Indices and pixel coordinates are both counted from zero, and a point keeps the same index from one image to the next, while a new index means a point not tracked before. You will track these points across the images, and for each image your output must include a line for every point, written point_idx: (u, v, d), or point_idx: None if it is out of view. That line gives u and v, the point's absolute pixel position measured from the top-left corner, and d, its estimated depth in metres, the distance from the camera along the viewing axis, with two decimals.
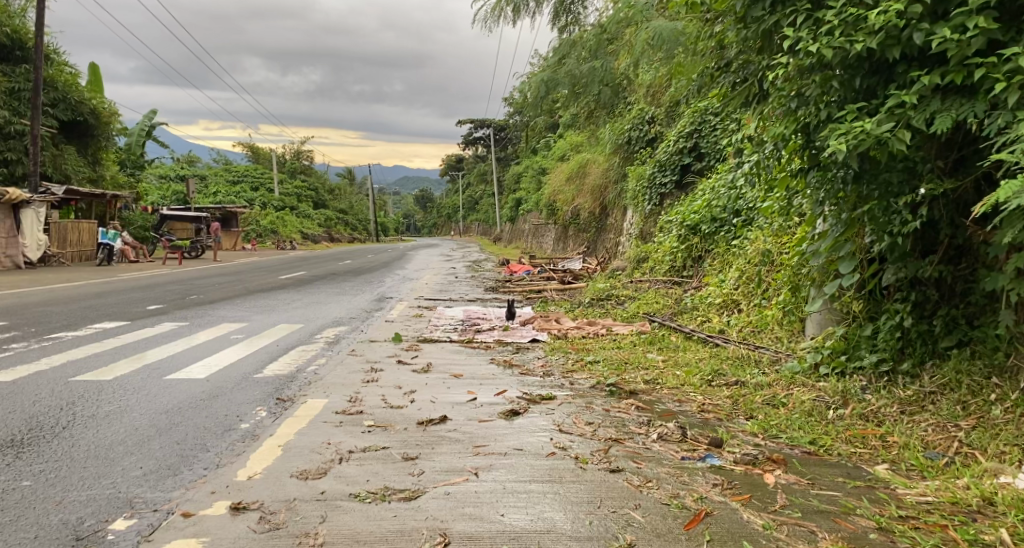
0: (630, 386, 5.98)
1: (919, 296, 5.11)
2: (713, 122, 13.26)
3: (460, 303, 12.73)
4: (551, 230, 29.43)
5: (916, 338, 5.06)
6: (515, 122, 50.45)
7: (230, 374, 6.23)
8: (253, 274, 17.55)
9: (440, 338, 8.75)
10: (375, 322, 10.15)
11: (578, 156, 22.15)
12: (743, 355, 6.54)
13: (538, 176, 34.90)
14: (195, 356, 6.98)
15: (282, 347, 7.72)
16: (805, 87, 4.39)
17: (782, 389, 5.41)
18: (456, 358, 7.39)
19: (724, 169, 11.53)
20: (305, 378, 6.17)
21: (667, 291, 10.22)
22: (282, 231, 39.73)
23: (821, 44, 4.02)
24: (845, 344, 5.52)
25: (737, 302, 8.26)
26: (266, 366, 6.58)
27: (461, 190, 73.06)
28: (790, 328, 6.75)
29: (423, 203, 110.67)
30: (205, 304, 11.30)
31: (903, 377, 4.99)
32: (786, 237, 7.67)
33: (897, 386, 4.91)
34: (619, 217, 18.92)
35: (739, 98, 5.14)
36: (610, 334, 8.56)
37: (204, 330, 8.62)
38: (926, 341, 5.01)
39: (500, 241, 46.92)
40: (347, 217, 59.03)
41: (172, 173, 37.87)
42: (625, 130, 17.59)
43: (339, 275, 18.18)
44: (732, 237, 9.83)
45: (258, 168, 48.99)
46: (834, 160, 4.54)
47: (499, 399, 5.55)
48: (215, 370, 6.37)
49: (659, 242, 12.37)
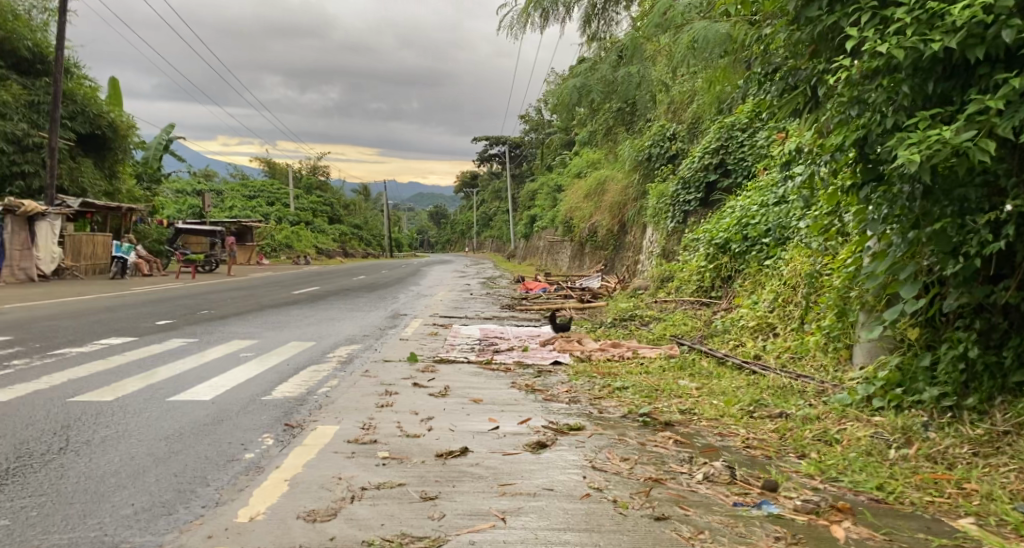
0: (664, 416, 5.56)
1: (986, 324, 4.71)
2: (741, 138, 12.88)
3: (477, 322, 12.33)
4: (567, 247, 29.01)
5: (983, 371, 4.64)
6: (531, 139, 50.24)
7: (237, 395, 5.85)
8: (266, 289, 17.23)
9: (458, 358, 8.35)
10: (391, 340, 9.77)
11: (597, 173, 21.82)
12: (784, 385, 6.11)
13: (554, 193, 34.61)
14: (204, 374, 6.64)
15: (294, 366, 7.34)
16: (868, 92, 4.02)
17: (833, 424, 4.99)
18: (476, 382, 6.99)
19: (755, 185, 11.12)
20: (316, 400, 5.79)
21: (696, 312, 9.78)
22: (297, 245, 39.64)
23: (891, 44, 3.67)
24: (901, 376, 5.12)
25: (773, 325, 7.83)
26: (276, 388, 6.20)
27: (476, 206, 72.95)
28: (835, 355, 6.29)
29: (438, 218, 110.64)
30: (217, 319, 10.97)
31: (970, 414, 4.56)
32: (832, 258, 7.24)
33: (964, 424, 4.49)
34: (639, 234, 18.51)
35: (788, 106, 4.76)
36: (638, 357, 8.12)
37: (214, 347, 8.27)
38: (995, 374, 4.59)
39: (514, 257, 46.51)
40: (363, 232, 59.05)
41: (190, 187, 37.90)
42: (645, 146, 17.22)
43: (354, 291, 17.86)
44: (764, 257, 9.41)
45: (275, 183, 49.09)
46: (901, 174, 4.16)
47: (523, 428, 5.15)
48: (223, 391, 6.00)
49: (684, 261, 11.95)
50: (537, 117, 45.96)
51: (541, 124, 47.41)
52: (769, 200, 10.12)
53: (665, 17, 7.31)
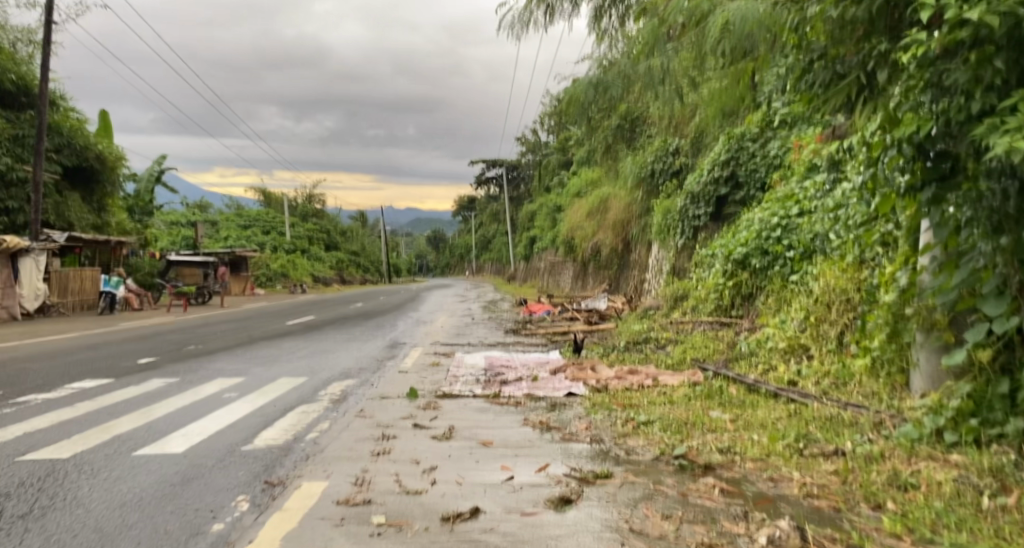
0: (702, 457, 4.85)
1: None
2: (752, 149, 12.19)
3: (481, 349, 11.58)
4: (568, 267, 28.30)
5: None
6: (528, 160, 49.95)
7: (214, 445, 5.12)
8: (259, 320, 16.47)
9: (462, 392, 7.60)
10: (388, 373, 9.02)
11: (598, 191, 21.22)
12: (832, 416, 5.41)
13: (553, 213, 33.96)
14: (179, 420, 5.90)
15: (281, 407, 6.60)
16: (944, 73, 3.42)
17: (902, 463, 4.33)
18: (482, 420, 6.26)
19: (773, 196, 10.47)
20: (303, 449, 5.06)
21: (717, 333, 9.07)
22: (294, 274, 38.99)
23: (980, 11, 3.05)
24: (975, 405, 4.56)
25: (807, 347, 7.13)
26: (259, 435, 5.46)
27: (474, 230, 72.47)
28: (888, 381, 5.59)
29: (436, 242, 109.82)
30: (203, 356, 10.20)
31: None
32: (876, 271, 6.55)
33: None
34: (644, 252, 17.81)
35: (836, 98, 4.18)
36: (659, 385, 7.40)
37: (197, 387, 7.53)
38: None
39: (513, 279, 45.83)
40: (360, 258, 58.42)
41: (184, 219, 37.24)
42: (647, 162, 16.61)
43: (351, 319, 17.13)
44: (790, 272, 8.74)
45: (271, 212, 48.47)
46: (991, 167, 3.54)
47: (541, 478, 4.44)
48: (198, 440, 5.26)
49: (699, 278, 11.26)
50: (532, 137, 45.79)
51: (537, 145, 47.29)
52: (792, 211, 9.42)
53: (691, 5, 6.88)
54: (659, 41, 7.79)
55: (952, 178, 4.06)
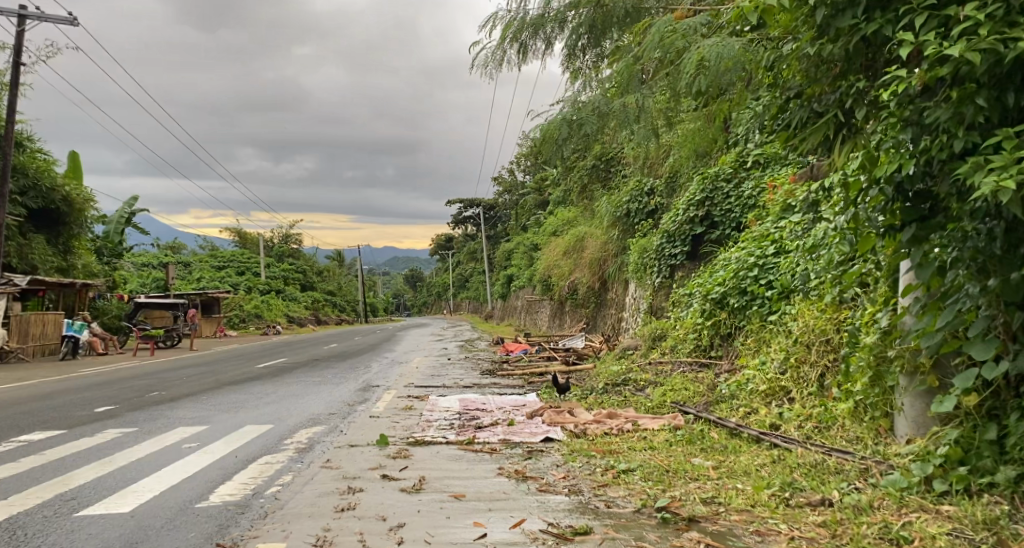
0: (685, 509, 4.63)
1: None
2: (726, 189, 12.17)
3: (456, 392, 11.28)
4: (546, 306, 28.12)
5: None
6: (505, 200, 50.14)
7: (164, 503, 4.79)
8: (228, 364, 16.02)
9: (436, 439, 7.32)
10: (358, 418, 8.71)
11: (575, 230, 21.19)
12: (817, 463, 5.22)
13: (530, 252, 33.89)
14: (131, 475, 5.55)
15: (242, 458, 6.27)
16: (925, 112, 3.33)
17: (893, 515, 4.16)
18: (456, 470, 5.99)
19: (747, 235, 10.43)
20: (262, 506, 4.76)
21: (696, 375, 8.89)
22: (267, 315, 38.39)
23: (962, 48, 2.95)
24: (963, 452, 4.41)
25: (787, 390, 6.96)
26: (215, 490, 5.15)
27: (451, 268, 72.29)
28: (873, 425, 5.41)
29: (413, 281, 109.24)
30: (165, 404, 9.78)
31: None
32: (856, 313, 6.44)
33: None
34: (621, 291, 17.70)
35: (815, 135, 4.08)
36: (639, 430, 7.17)
37: (154, 438, 7.16)
38: None
39: (492, 317, 45.53)
40: (335, 297, 57.76)
41: (154, 261, 36.57)
42: (623, 202, 16.60)
43: (324, 361, 16.73)
44: (768, 312, 8.63)
45: (245, 252, 47.88)
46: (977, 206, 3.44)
47: (515, 535, 4.19)
48: (147, 497, 4.93)
49: (677, 318, 11.12)
50: (509, 177, 46.14)
51: (514, 185, 47.65)
52: (768, 251, 9.36)
53: (664, 43, 6.84)
54: (634, 79, 7.71)
55: (931, 218, 4.04)
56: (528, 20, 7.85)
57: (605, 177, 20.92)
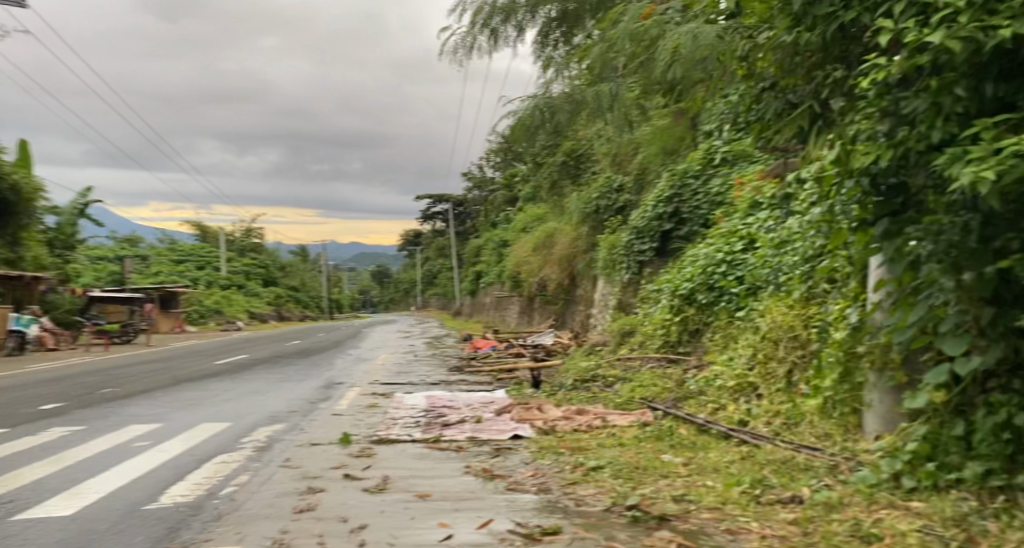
0: (656, 507, 4.55)
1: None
2: (695, 186, 12.17)
3: (422, 389, 11.10)
4: (514, 303, 28.02)
5: None
6: (474, 196, 49.89)
7: (109, 509, 4.57)
8: (186, 360, 15.60)
9: (401, 437, 7.15)
10: (321, 416, 8.50)
11: (544, 227, 21.13)
12: (787, 460, 5.18)
13: (498, 249, 33.75)
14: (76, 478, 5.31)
15: (196, 463, 6.06)
16: (904, 101, 3.28)
17: (863, 512, 4.11)
18: (421, 469, 5.85)
19: (716, 231, 10.43)
20: (212, 512, 4.58)
21: (665, 371, 8.84)
22: (228, 310, 37.70)
23: (942, 35, 2.89)
24: (931, 448, 4.37)
25: (755, 386, 6.92)
26: (164, 496, 4.94)
27: (419, 265, 71.86)
28: (841, 422, 5.36)
29: (379, 277, 108.33)
30: (118, 402, 9.45)
31: None
32: (825, 309, 6.43)
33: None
34: (590, 288, 17.66)
35: (789, 127, 4.05)
36: (608, 426, 7.09)
37: (103, 440, 6.88)
38: None
39: (460, 314, 45.32)
40: (300, 294, 56.99)
41: (111, 254, 35.63)
42: (592, 199, 16.56)
43: (286, 357, 16.42)
44: (736, 308, 8.62)
45: (206, 246, 46.96)
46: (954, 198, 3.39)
47: (481, 536, 4.08)
48: (92, 501, 4.71)
49: (646, 314, 11.09)
50: (477, 173, 46.03)
51: (483, 181, 47.48)
52: (736, 247, 9.35)
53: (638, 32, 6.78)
54: (608, 66, 7.63)
55: (903, 213, 4.04)
56: (500, 6, 8.31)
57: (574, 174, 20.90)
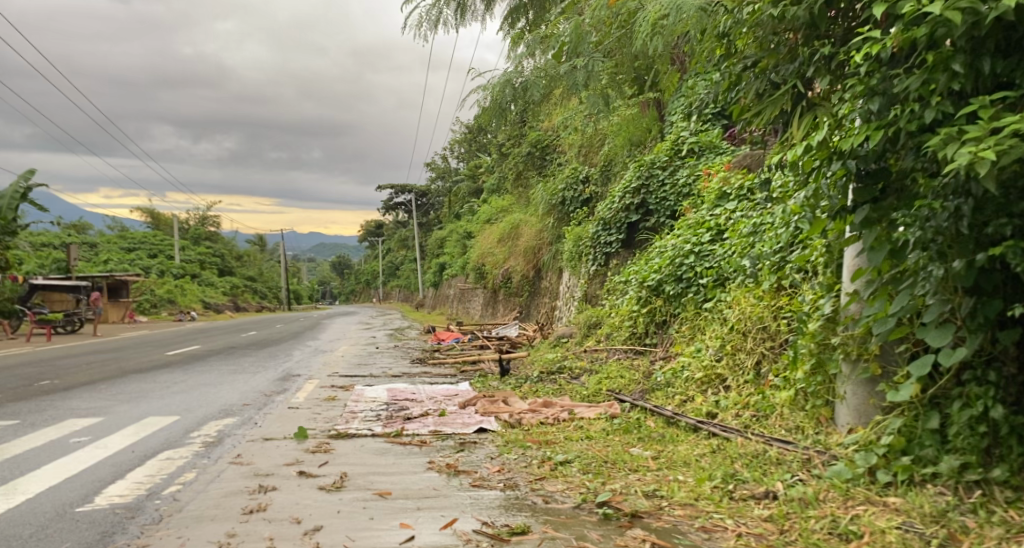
0: (628, 504, 4.39)
1: (1004, 375, 4.01)
2: (661, 177, 12.03)
3: (383, 381, 10.79)
4: (478, 295, 27.74)
5: (1013, 433, 3.89)
6: (438, 187, 49.31)
7: (26, 532, 4.25)
8: (135, 351, 15.00)
9: (361, 431, 6.87)
10: (276, 409, 8.17)
11: (509, 218, 20.90)
12: (758, 453, 5.04)
13: (462, 241, 33.40)
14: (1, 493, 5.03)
15: (135, 464, 5.73)
16: (895, 78, 3.33)
17: (839, 508, 3.99)
18: (381, 464, 5.61)
19: (683, 222, 10.29)
20: (140, 526, 4.29)
21: (632, 363, 8.70)
22: (181, 300, 36.78)
23: (943, 6, 2.90)
24: (906, 441, 4.26)
25: (723, 377, 6.80)
26: (92, 509, 4.62)
27: (381, 256, 71.00)
28: (813, 414, 5.21)
29: (339, 269, 106.86)
30: (58, 395, 8.97)
31: (1004, 491, 3.79)
32: (799, 300, 6.31)
33: (1000, 505, 3.74)
34: (555, 280, 17.49)
35: (772, 108, 3.99)
36: (575, 419, 6.91)
37: (36, 443, 6.50)
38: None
39: (422, 306, 44.85)
40: (257, 284, 55.85)
41: (58, 241, 34.35)
42: (558, 190, 16.36)
43: (241, 349, 15.93)
44: (702, 299, 8.51)
45: (160, 234, 45.64)
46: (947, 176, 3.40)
47: (445, 537, 3.94)
48: (9, 524, 4.38)
49: (612, 305, 10.94)
50: (441, 164, 45.56)
51: (447, 172, 47.04)
52: (704, 237, 9.24)
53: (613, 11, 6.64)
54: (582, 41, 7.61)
55: (883, 200, 3.88)
56: None
57: (540, 165, 20.72)
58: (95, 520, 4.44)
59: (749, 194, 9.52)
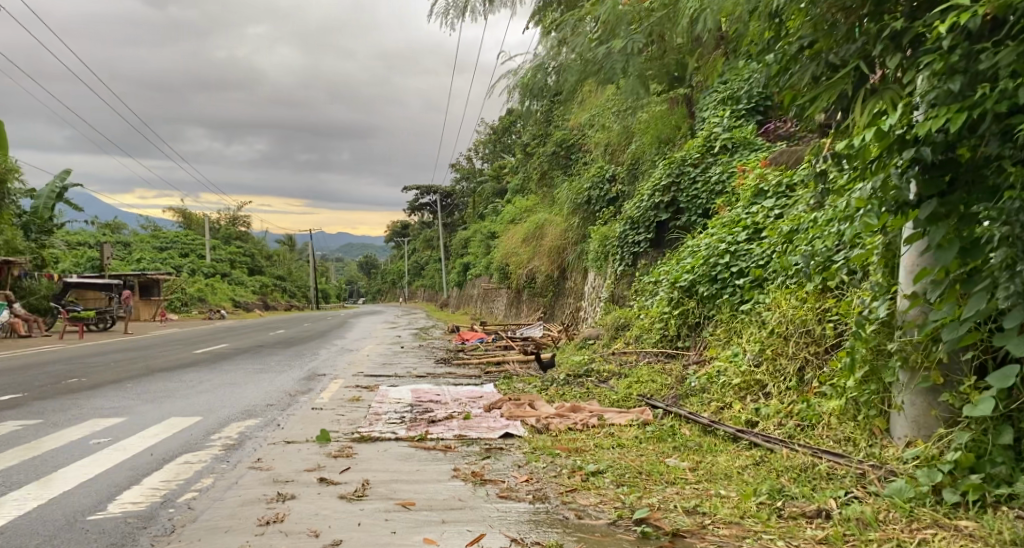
0: (667, 522, 4.11)
1: None
2: (693, 174, 11.62)
3: (407, 382, 10.56)
4: (502, 295, 27.49)
5: None
6: (463, 187, 49.21)
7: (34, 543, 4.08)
8: (162, 349, 14.97)
9: (384, 435, 6.63)
10: (298, 410, 7.98)
11: (534, 217, 20.59)
12: (807, 467, 4.68)
13: (486, 240, 33.17)
14: (14, 499, 4.87)
15: (152, 468, 5.55)
16: (980, 55, 3.19)
17: (904, 531, 3.66)
18: (404, 471, 5.36)
19: (717, 221, 9.90)
20: (152, 538, 4.09)
21: (664, 366, 8.36)
22: (211, 299, 37.13)
23: None
24: (975, 458, 3.88)
25: (763, 383, 6.42)
26: (105, 517, 4.43)
27: (406, 255, 71.24)
28: (865, 425, 4.84)
29: (366, 268, 107.43)
30: (82, 394, 8.87)
31: None
32: (848, 301, 5.92)
33: None
34: (580, 280, 17.15)
35: (830, 92, 3.69)
36: (605, 425, 6.59)
37: (55, 445, 6.36)
38: None
39: (447, 306, 44.83)
40: (285, 283, 56.29)
41: (91, 240, 34.77)
42: (584, 188, 16.00)
43: (267, 347, 15.83)
44: (739, 301, 8.14)
45: (190, 233, 46.10)
46: None
47: None
48: (18, 534, 4.21)
49: (642, 307, 10.60)
50: (466, 164, 45.48)
51: (472, 172, 46.92)
52: (740, 237, 8.85)
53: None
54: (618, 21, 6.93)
55: (950, 194, 3.63)
56: None
57: (566, 164, 20.42)
58: (106, 530, 4.24)
59: (788, 192, 9.13)
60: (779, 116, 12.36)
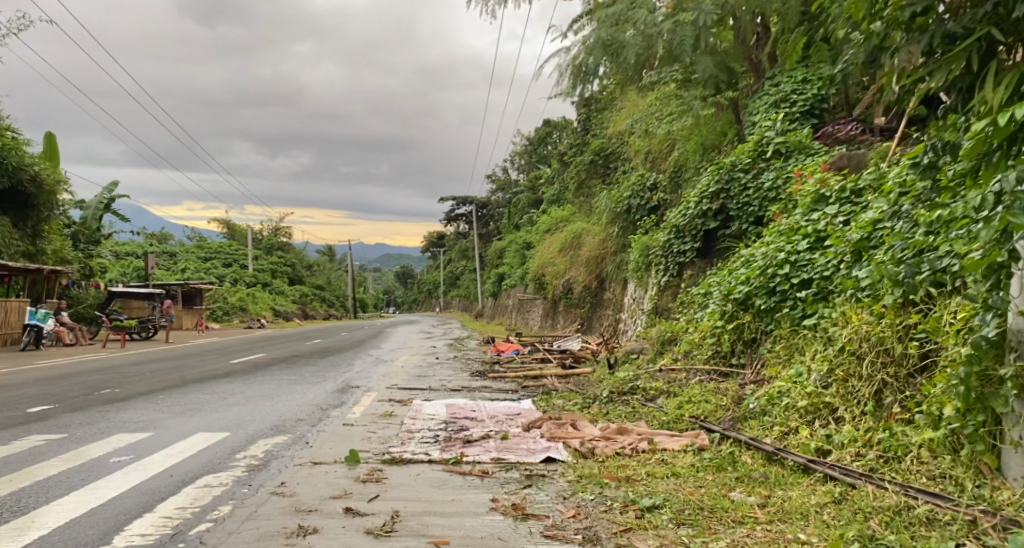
0: None
1: None
2: (744, 179, 10.94)
3: (442, 396, 10.05)
4: (538, 307, 26.90)
5: None
6: (498, 198, 48.84)
7: None
8: (200, 358, 14.76)
9: (416, 457, 6.12)
10: (327, 427, 7.53)
11: (571, 226, 19.93)
12: (900, 510, 4.04)
13: (521, 251, 32.61)
14: (16, 526, 4.47)
15: (168, 492, 5.12)
16: None
17: None
18: (438, 500, 4.86)
19: (773, 228, 9.21)
20: None
21: (717, 385, 7.72)
22: (252, 308, 37.26)
23: None
24: None
25: (833, 407, 5.75)
26: None
27: (442, 265, 71.12)
28: (969, 461, 4.24)
29: (403, 279, 107.80)
30: (112, 407, 8.59)
31: None
32: (935, 320, 5.26)
33: None
34: (620, 291, 16.48)
35: (949, 66, 3.20)
36: (657, 451, 5.99)
37: (70, 463, 5.98)
38: None
39: (481, 317, 44.44)
40: (324, 293, 56.55)
41: (136, 250, 35.18)
42: (624, 197, 15.30)
43: (302, 357, 15.51)
44: (801, 315, 7.49)
45: (232, 243, 46.50)
46: None
47: None
48: None
49: (691, 321, 9.95)
50: (501, 174, 45.03)
51: (508, 183, 46.55)
52: (801, 245, 8.15)
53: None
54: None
55: None
56: None
57: (605, 173, 19.79)
58: None
59: (852, 197, 8.43)
60: (836, 120, 11.63)
